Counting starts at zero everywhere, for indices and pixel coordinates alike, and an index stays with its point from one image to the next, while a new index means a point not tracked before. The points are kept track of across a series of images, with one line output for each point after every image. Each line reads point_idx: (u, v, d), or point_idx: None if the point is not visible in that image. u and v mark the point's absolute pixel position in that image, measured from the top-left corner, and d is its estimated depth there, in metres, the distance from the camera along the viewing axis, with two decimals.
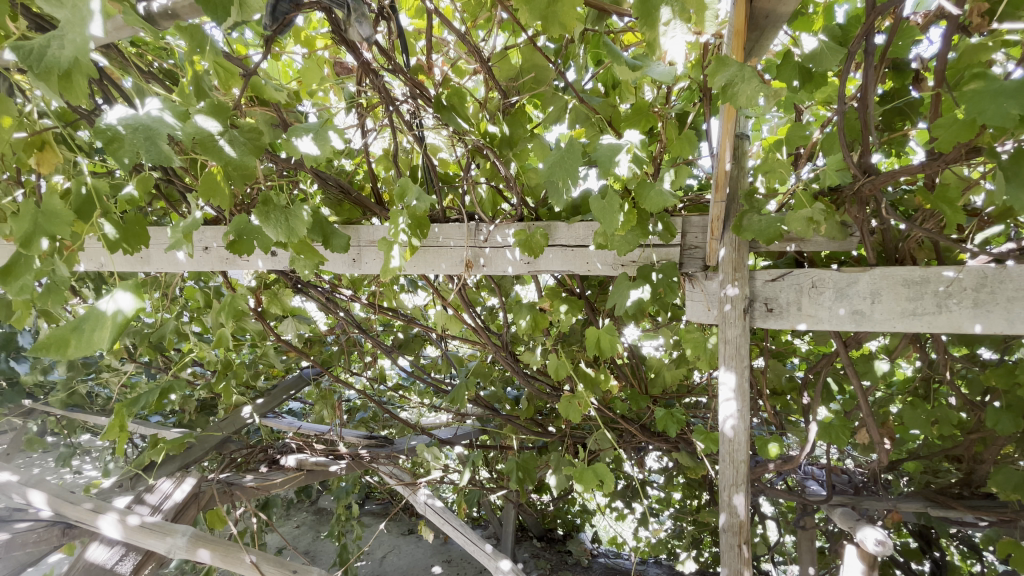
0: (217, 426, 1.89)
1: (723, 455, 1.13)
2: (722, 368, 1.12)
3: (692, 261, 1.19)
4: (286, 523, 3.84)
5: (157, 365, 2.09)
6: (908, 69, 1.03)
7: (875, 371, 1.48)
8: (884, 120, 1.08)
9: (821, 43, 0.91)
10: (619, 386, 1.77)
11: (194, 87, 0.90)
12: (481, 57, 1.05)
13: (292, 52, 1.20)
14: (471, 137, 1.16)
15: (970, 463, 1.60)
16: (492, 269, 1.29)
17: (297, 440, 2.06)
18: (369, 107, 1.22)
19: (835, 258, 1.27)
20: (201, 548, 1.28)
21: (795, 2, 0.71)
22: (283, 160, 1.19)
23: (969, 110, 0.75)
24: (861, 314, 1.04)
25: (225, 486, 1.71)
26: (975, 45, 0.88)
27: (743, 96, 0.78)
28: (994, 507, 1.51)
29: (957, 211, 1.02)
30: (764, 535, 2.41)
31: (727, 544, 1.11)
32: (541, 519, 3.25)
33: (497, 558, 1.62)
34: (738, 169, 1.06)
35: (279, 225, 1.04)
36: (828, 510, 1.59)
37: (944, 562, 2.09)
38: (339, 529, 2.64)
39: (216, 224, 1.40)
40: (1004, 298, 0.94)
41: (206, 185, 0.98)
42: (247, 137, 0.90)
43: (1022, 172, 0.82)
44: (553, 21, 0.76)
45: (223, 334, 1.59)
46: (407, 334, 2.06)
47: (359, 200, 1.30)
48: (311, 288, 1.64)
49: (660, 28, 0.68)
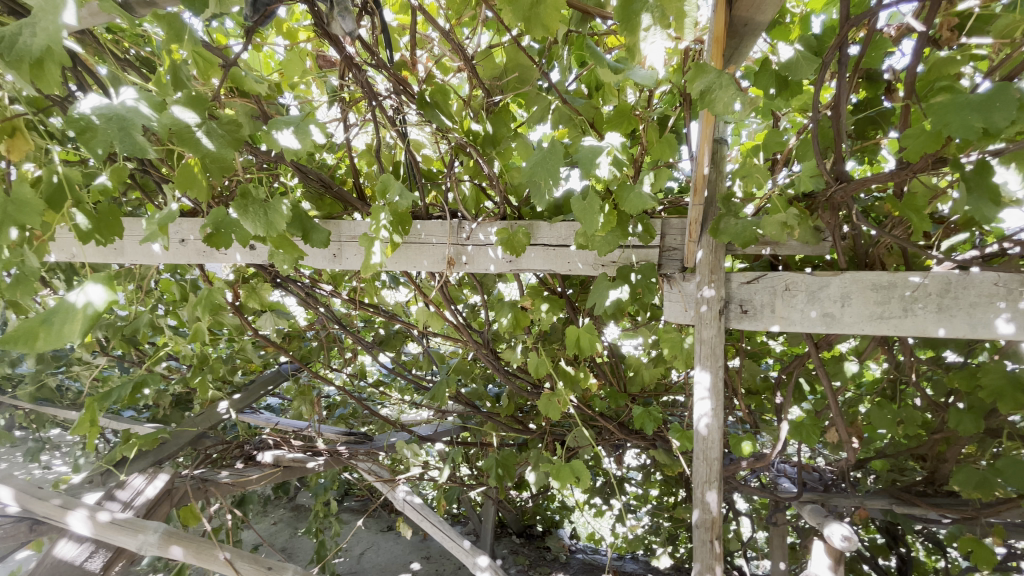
0: (193, 422, 1.86)
1: (697, 453, 1.15)
2: (697, 368, 1.14)
3: (671, 263, 1.21)
4: (261, 520, 3.79)
5: (130, 358, 2.04)
6: (881, 80, 1.05)
7: (845, 372, 1.51)
8: (856, 130, 1.11)
9: (797, 52, 0.92)
10: (599, 385, 1.79)
11: (171, 78, 0.90)
12: (465, 55, 1.05)
13: (273, 44, 1.16)
14: (455, 135, 1.15)
15: (934, 461, 1.65)
16: (474, 267, 1.30)
17: (274, 436, 2.04)
18: (352, 101, 1.21)
19: (809, 262, 1.30)
20: (174, 545, 1.26)
21: (772, 10, 0.75)
22: (263, 153, 1.18)
23: (936, 123, 0.78)
24: (831, 316, 1.07)
25: (200, 482, 1.68)
26: (945, 59, 0.91)
27: (720, 102, 0.79)
28: (957, 505, 1.55)
29: (923, 218, 1.04)
30: (738, 531, 2.46)
31: (699, 540, 1.14)
32: (520, 516, 3.27)
33: (475, 554, 1.64)
34: (716, 174, 1.08)
35: (257, 219, 1.03)
36: (798, 506, 1.64)
37: (910, 558, 2.16)
38: (317, 526, 2.62)
39: (193, 216, 1.38)
40: (966, 303, 0.98)
41: (182, 177, 0.94)
42: (226, 129, 0.89)
43: (984, 184, 0.87)
44: (535, 23, 0.77)
45: (199, 328, 1.56)
46: (388, 331, 2.04)
47: (340, 194, 1.28)
48: (290, 283, 1.62)
49: (641, 33, 0.70)
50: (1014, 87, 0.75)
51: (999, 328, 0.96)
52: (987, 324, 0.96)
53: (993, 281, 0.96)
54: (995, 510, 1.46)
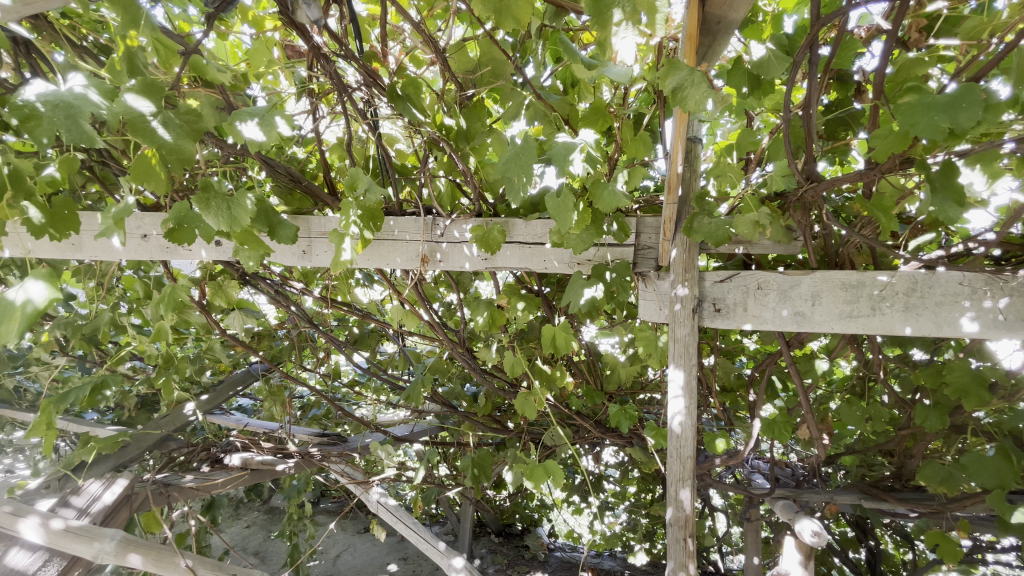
0: (157, 424, 1.80)
1: (671, 451, 1.15)
2: (670, 366, 1.14)
3: (646, 261, 1.21)
4: (234, 524, 3.71)
5: (92, 358, 1.96)
6: (851, 82, 1.07)
7: (816, 370, 1.53)
8: (827, 130, 1.12)
9: (769, 51, 0.92)
10: (575, 383, 1.80)
11: (127, 65, 0.86)
12: (437, 48, 1.02)
13: (238, 32, 1.12)
14: (427, 129, 1.13)
15: (901, 457, 1.69)
16: (449, 264, 1.27)
17: (242, 438, 1.98)
18: (321, 93, 1.17)
19: (782, 261, 1.31)
20: (132, 553, 1.21)
21: (745, 8, 0.74)
22: (229, 145, 1.14)
23: (903, 122, 0.79)
24: (802, 315, 1.08)
25: (162, 487, 1.63)
26: (913, 60, 0.92)
27: (692, 100, 0.79)
28: (923, 499, 1.59)
29: (891, 219, 1.04)
30: (713, 527, 2.50)
31: (673, 538, 1.13)
32: (499, 515, 3.25)
33: (450, 555, 1.62)
34: (690, 173, 1.08)
35: (220, 214, 0.99)
36: (771, 502, 1.66)
37: (878, 551, 2.22)
38: (291, 529, 2.56)
39: (156, 211, 1.33)
40: (932, 301, 1.00)
41: (138, 170, 0.89)
42: (184, 120, 0.85)
43: (950, 185, 0.88)
44: (507, 15, 0.78)
45: (162, 326, 1.50)
46: (363, 330, 2.01)
47: (311, 189, 1.24)
48: (260, 280, 1.58)
49: (611, 28, 0.69)
50: (978, 88, 0.77)
51: (963, 326, 0.99)
52: (952, 322, 0.99)
53: (957, 280, 0.99)
54: (960, 504, 1.48)
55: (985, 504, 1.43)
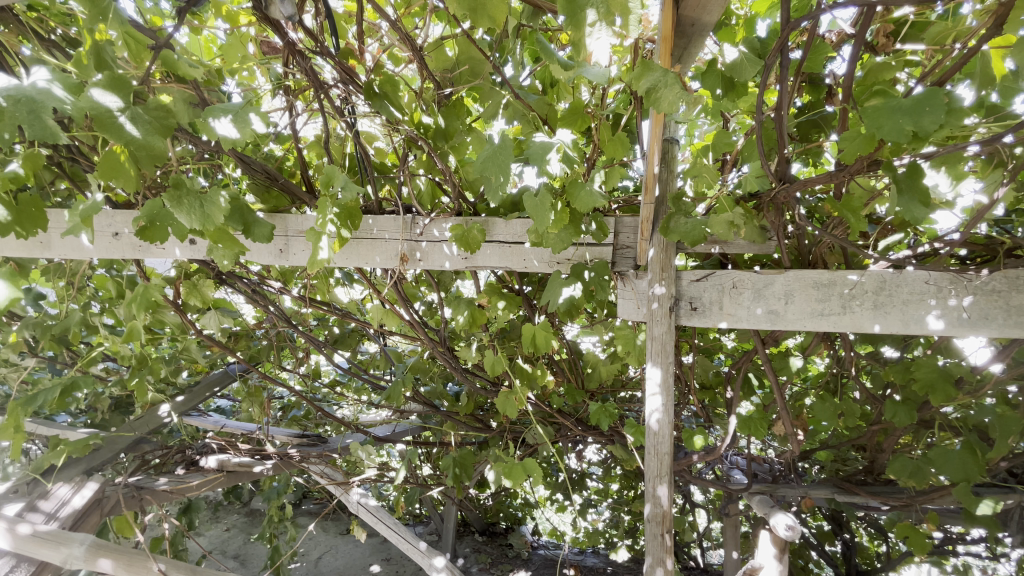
0: (130, 426, 1.75)
1: (648, 448, 1.16)
2: (647, 364, 1.15)
3: (625, 260, 1.21)
4: (212, 527, 3.64)
5: (62, 359, 1.91)
6: (822, 84, 1.09)
7: (791, 368, 1.55)
8: (800, 132, 1.13)
9: (741, 53, 0.94)
10: (556, 382, 1.81)
11: (95, 58, 0.84)
12: (414, 46, 1.02)
13: (211, 26, 1.10)
14: (405, 127, 1.12)
15: (873, 451, 1.74)
16: (429, 263, 1.27)
17: (219, 440, 1.95)
18: (298, 90, 1.15)
19: (758, 261, 1.34)
20: (102, 558, 1.18)
21: (717, 11, 0.76)
22: (203, 142, 1.12)
23: (869, 125, 0.81)
24: (775, 313, 1.11)
25: (134, 490, 1.60)
26: (881, 64, 0.95)
27: (665, 101, 0.80)
28: (894, 492, 1.63)
29: (860, 219, 1.07)
30: (694, 523, 2.53)
31: (651, 534, 1.14)
32: (483, 514, 3.25)
33: (431, 555, 1.62)
34: (667, 174, 1.10)
35: (192, 212, 0.97)
36: (748, 497, 1.69)
37: (852, 543, 2.28)
38: (271, 531, 2.53)
39: (128, 208, 1.30)
40: (900, 300, 1.03)
41: (105, 166, 0.87)
42: (154, 116, 0.84)
43: (915, 186, 0.90)
44: (481, 14, 0.79)
45: (134, 326, 1.47)
46: (343, 330, 1.99)
47: (288, 187, 1.24)
48: (236, 279, 1.55)
49: (586, 28, 0.68)
50: (941, 93, 0.79)
51: (929, 324, 1.02)
52: (919, 320, 1.02)
53: (924, 279, 1.02)
54: (928, 497, 1.54)
55: (952, 497, 1.49)
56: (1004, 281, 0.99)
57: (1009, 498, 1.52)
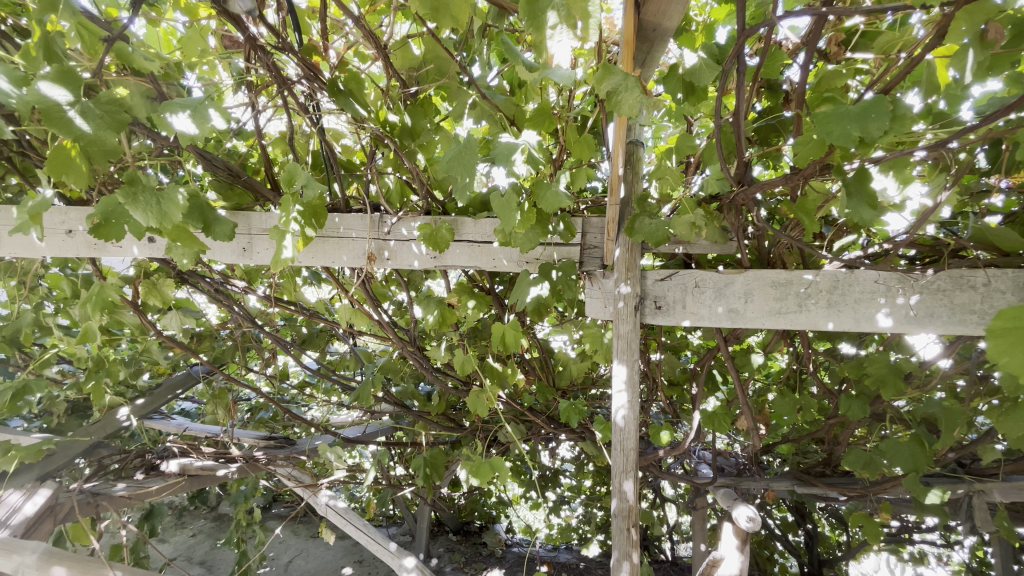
0: (86, 431, 1.67)
1: (615, 444, 1.18)
2: (614, 362, 1.16)
3: (592, 260, 1.24)
4: (178, 533, 3.55)
5: (14, 361, 1.84)
6: (780, 90, 1.14)
7: (752, 364, 1.60)
8: (760, 136, 1.17)
9: (700, 59, 0.96)
10: (528, 380, 1.83)
11: (43, 50, 0.81)
12: (379, 44, 1.01)
13: (170, 19, 1.07)
14: (370, 125, 1.11)
15: (831, 444, 1.80)
16: (397, 262, 1.26)
17: (181, 444, 1.90)
18: (261, 86, 1.13)
19: (722, 260, 1.38)
20: (56, 566, 1.13)
21: (677, 17, 0.78)
22: (161, 137, 1.08)
23: (820, 131, 0.85)
24: (735, 312, 1.14)
25: (90, 496, 1.56)
26: (833, 72, 0.98)
27: (626, 105, 0.82)
28: (850, 483, 1.69)
29: (814, 220, 1.12)
30: (664, 517, 2.59)
31: (617, 528, 1.16)
32: (457, 513, 3.24)
33: (401, 556, 1.62)
34: (632, 175, 1.12)
35: (149, 209, 0.95)
36: (713, 490, 1.74)
37: (815, 533, 2.37)
38: (238, 536, 2.47)
39: (83, 205, 1.26)
40: (852, 298, 1.08)
41: (55, 161, 0.83)
42: (107, 110, 0.82)
43: (863, 190, 0.94)
44: (444, 13, 0.79)
45: (89, 328, 1.43)
46: (312, 330, 1.97)
47: (251, 184, 1.20)
48: (198, 279, 1.51)
49: (547, 31, 0.69)
50: (887, 100, 0.83)
51: (879, 321, 1.07)
52: (870, 317, 1.07)
53: (873, 278, 1.07)
54: (881, 487, 1.60)
55: (903, 487, 1.55)
56: (947, 280, 1.04)
57: (958, 488, 1.60)
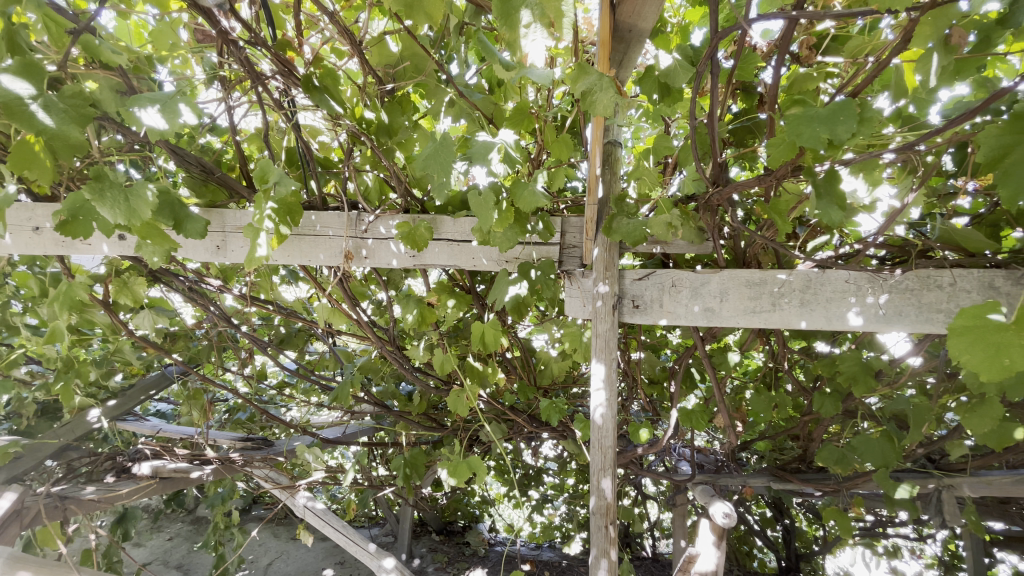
0: (54, 433, 1.62)
1: (593, 442, 1.18)
2: (592, 360, 1.17)
3: (571, 259, 1.25)
4: (153, 537, 3.48)
5: None
6: (755, 92, 1.15)
7: (729, 362, 1.62)
8: (735, 137, 1.18)
9: (674, 61, 0.97)
10: (509, 379, 1.84)
11: (6, 43, 0.79)
12: (354, 40, 1.00)
13: (141, 11, 1.04)
14: (346, 122, 1.09)
15: (807, 441, 1.84)
16: (375, 260, 1.25)
17: (154, 446, 1.86)
18: (235, 81, 1.11)
19: (699, 260, 1.40)
20: (21, 570, 1.09)
21: (652, 17, 0.78)
22: (131, 132, 1.06)
23: (790, 133, 0.86)
24: (711, 311, 1.16)
25: (57, 500, 1.52)
26: (804, 75, 0.99)
27: (600, 104, 0.82)
28: (824, 479, 1.73)
29: (786, 221, 1.14)
30: (645, 514, 2.62)
31: (596, 525, 1.16)
32: (440, 513, 3.23)
33: (380, 556, 1.60)
34: (611, 175, 1.13)
35: (116, 206, 0.92)
36: (692, 487, 1.76)
37: (792, 529, 2.42)
38: (215, 539, 2.43)
39: (51, 202, 1.22)
40: (824, 298, 1.10)
41: (17, 156, 0.80)
42: (72, 104, 0.80)
43: (832, 191, 0.96)
44: (417, 10, 0.78)
45: (57, 327, 1.39)
46: (290, 330, 1.95)
47: (225, 180, 1.18)
48: (171, 277, 1.48)
49: (521, 29, 0.69)
50: (854, 104, 0.85)
51: (849, 320, 1.09)
52: (841, 316, 1.09)
53: (844, 278, 1.09)
54: (853, 483, 1.63)
55: (874, 482, 1.59)
56: (915, 280, 1.07)
57: (928, 482, 1.64)
